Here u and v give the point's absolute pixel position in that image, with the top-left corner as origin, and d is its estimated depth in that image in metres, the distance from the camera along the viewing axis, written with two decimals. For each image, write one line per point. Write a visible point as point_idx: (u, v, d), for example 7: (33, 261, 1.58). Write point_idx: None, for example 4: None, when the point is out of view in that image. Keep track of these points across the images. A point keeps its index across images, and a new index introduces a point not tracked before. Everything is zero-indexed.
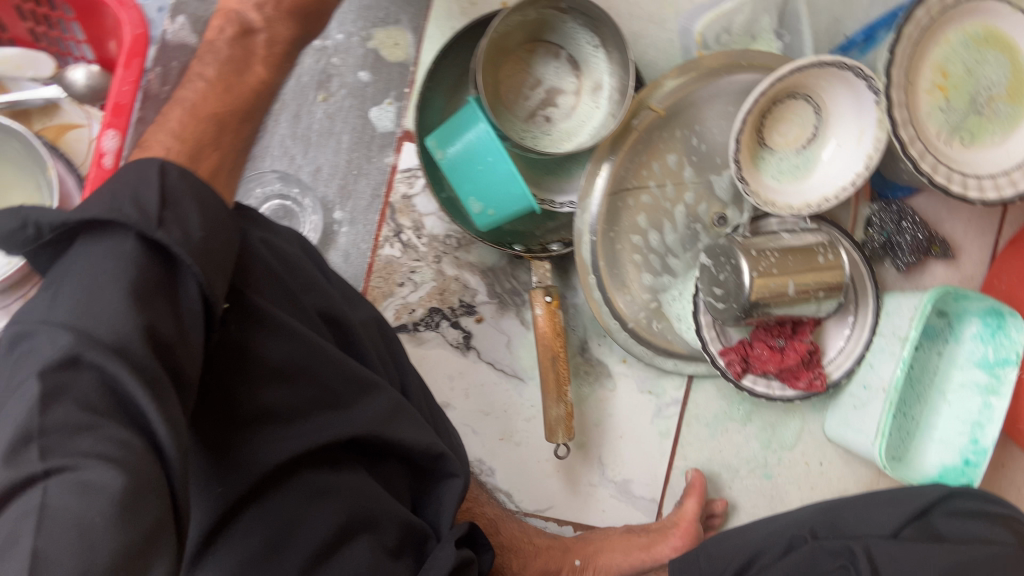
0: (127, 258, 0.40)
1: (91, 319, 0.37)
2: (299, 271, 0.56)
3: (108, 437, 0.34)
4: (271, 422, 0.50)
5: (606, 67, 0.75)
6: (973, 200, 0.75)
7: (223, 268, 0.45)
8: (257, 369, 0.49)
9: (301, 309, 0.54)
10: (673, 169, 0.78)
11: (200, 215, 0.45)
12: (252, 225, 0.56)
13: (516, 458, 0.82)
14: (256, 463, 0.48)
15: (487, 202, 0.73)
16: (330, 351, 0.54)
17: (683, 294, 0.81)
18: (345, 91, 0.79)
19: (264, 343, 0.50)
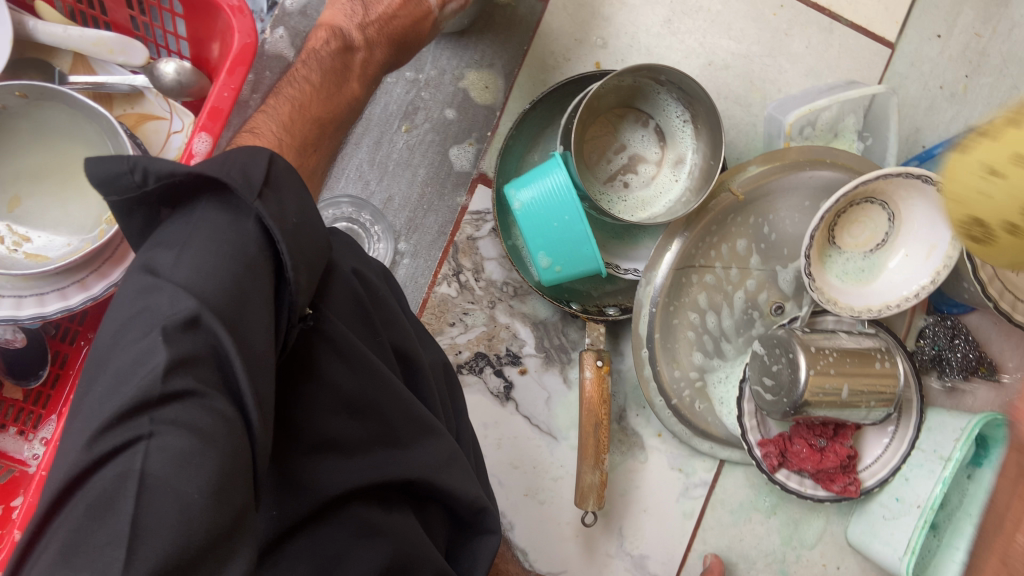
0: (243, 218, 0.41)
1: (208, 289, 0.38)
2: (381, 305, 0.55)
3: (210, 409, 0.35)
4: (333, 452, 0.49)
5: (692, 144, 0.75)
6: None
7: (312, 264, 0.44)
8: (329, 396, 0.49)
9: (379, 342, 0.53)
10: (741, 254, 0.78)
11: (299, 204, 0.44)
12: (347, 251, 0.54)
13: (538, 517, 0.81)
14: (314, 490, 0.48)
15: (555, 259, 0.73)
16: (398, 389, 0.53)
17: (728, 377, 0.81)
18: (428, 125, 0.78)
19: (339, 373, 0.49)
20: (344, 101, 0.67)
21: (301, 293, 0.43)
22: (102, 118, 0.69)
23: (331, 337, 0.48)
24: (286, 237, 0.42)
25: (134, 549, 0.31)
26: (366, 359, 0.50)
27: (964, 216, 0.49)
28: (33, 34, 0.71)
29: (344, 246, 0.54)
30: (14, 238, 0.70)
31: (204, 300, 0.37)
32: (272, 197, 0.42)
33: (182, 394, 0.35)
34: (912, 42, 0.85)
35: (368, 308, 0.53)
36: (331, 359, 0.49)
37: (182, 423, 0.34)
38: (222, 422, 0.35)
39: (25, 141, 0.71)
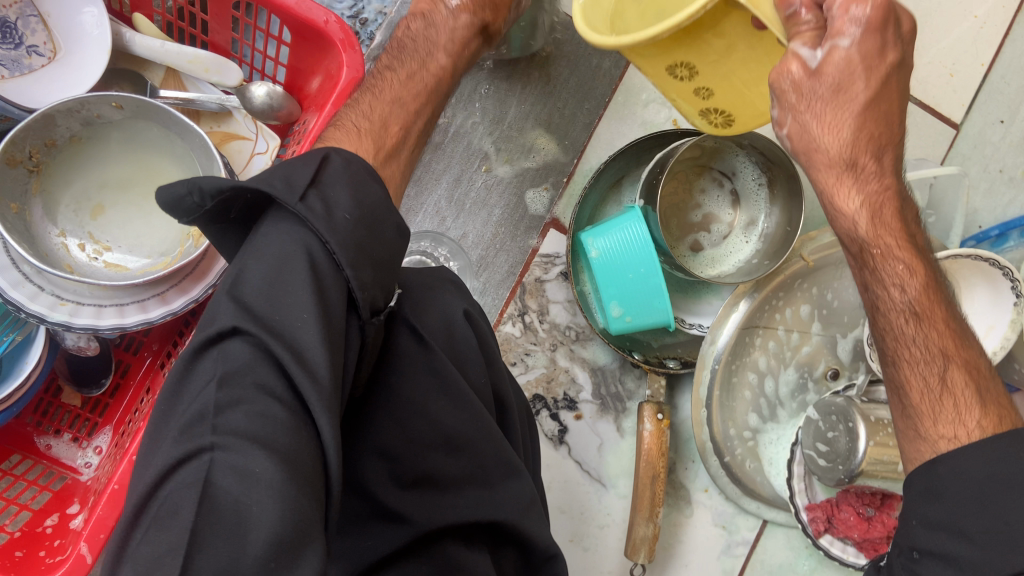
0: (302, 230, 0.38)
1: (271, 297, 0.36)
2: (486, 345, 0.54)
3: (273, 413, 0.32)
4: (429, 486, 0.49)
5: (766, 208, 0.77)
6: None
7: (380, 263, 0.41)
8: (430, 432, 0.49)
9: (480, 381, 0.52)
10: (803, 319, 0.80)
11: (353, 201, 0.40)
12: (454, 290, 0.54)
13: (581, 563, 0.80)
14: (402, 523, 0.47)
15: (626, 309, 0.73)
16: (495, 429, 0.52)
17: (779, 439, 0.83)
18: (506, 166, 0.80)
19: (439, 411, 0.49)
20: (426, 81, 0.61)
21: (363, 289, 0.39)
22: (193, 135, 0.70)
23: (433, 367, 0.49)
24: (335, 236, 0.38)
25: (192, 559, 0.29)
26: (468, 398, 0.50)
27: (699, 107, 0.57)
28: (130, 46, 0.73)
29: (448, 286, 0.54)
30: (95, 247, 0.71)
31: (258, 312, 0.35)
32: (319, 197, 0.39)
33: (241, 402, 0.33)
34: (976, 126, 0.89)
35: (471, 350, 0.52)
36: (432, 395, 0.49)
37: (245, 432, 0.32)
38: (286, 429, 0.33)
39: (113, 151, 0.72)
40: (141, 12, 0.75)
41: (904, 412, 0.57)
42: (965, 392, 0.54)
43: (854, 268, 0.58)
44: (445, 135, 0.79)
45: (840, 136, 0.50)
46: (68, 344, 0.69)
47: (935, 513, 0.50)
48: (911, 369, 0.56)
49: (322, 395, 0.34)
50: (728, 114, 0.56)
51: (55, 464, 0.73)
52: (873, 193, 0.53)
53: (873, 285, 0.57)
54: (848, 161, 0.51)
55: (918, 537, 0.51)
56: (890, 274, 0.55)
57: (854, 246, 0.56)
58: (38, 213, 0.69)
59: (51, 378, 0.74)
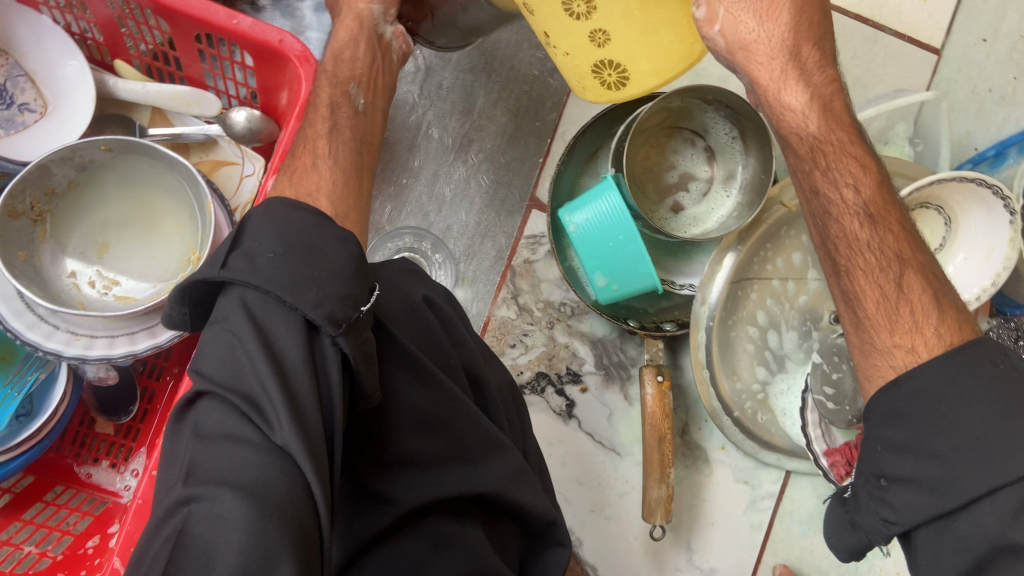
0: (242, 289, 0.42)
1: (225, 364, 0.40)
2: (451, 329, 0.56)
3: (243, 457, 0.36)
4: (411, 468, 0.51)
5: (742, 160, 0.77)
6: None
7: (323, 278, 0.43)
8: (402, 412, 0.50)
9: (447, 364, 0.54)
10: (797, 267, 0.79)
11: (276, 238, 0.44)
12: (413, 279, 0.56)
13: (606, 533, 0.82)
14: (390, 504, 0.49)
15: (611, 278, 0.75)
16: (468, 405, 0.54)
17: (790, 388, 0.82)
18: (482, 155, 0.81)
19: (410, 392, 0.51)
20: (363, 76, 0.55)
21: (313, 307, 0.41)
22: (179, 165, 0.74)
23: (398, 349, 0.50)
24: (269, 282, 0.42)
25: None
26: (436, 378, 0.52)
27: (594, 59, 0.56)
28: (114, 91, 0.77)
29: (406, 274, 0.56)
30: (104, 281, 0.75)
31: (214, 378, 0.40)
32: (240, 255, 0.44)
33: (217, 454, 0.37)
34: (958, 48, 0.87)
35: (434, 331, 0.54)
36: (396, 374, 0.51)
37: (219, 479, 0.36)
38: (261, 465, 0.36)
39: (109, 191, 0.76)
40: (119, 57, 0.79)
41: (858, 323, 0.57)
42: (921, 294, 0.56)
43: (804, 176, 0.61)
44: (418, 133, 0.81)
45: (778, 22, 0.57)
46: (88, 375, 0.74)
47: (898, 436, 0.51)
48: (866, 283, 0.57)
49: (289, 423, 0.37)
50: (622, 73, 0.57)
51: (96, 490, 0.78)
52: (818, 88, 0.59)
53: (826, 188, 0.60)
54: (791, 51, 0.58)
55: (884, 462, 0.52)
56: (840, 172, 0.59)
57: (805, 145, 0.60)
58: (48, 256, 0.74)
59: (83, 410, 0.79)
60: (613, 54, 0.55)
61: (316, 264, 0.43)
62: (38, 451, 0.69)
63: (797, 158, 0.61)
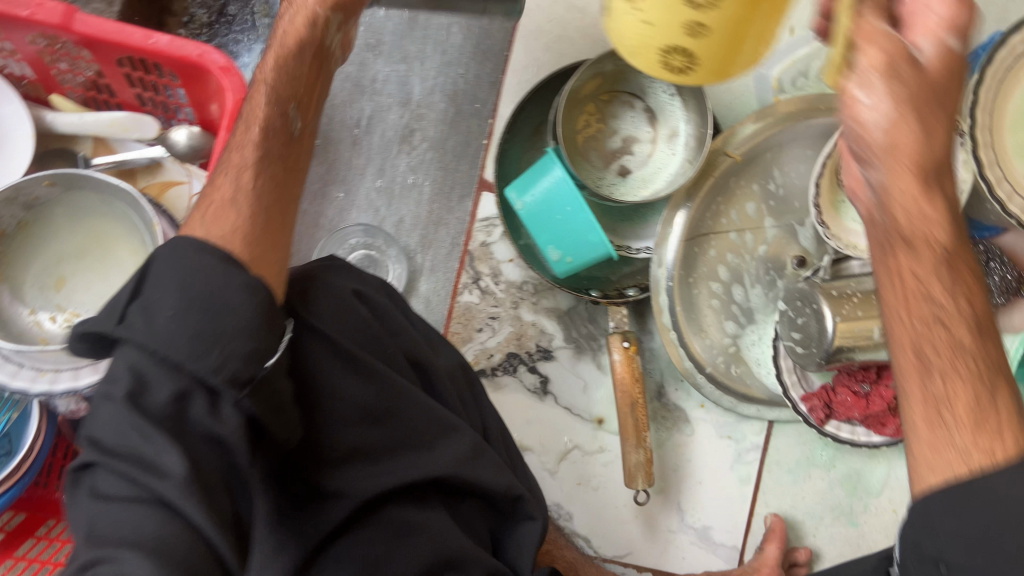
0: (133, 350, 0.42)
1: (112, 431, 0.41)
2: (387, 318, 0.57)
3: (142, 521, 0.39)
4: (361, 459, 0.52)
5: (683, 115, 0.76)
6: None
7: (225, 335, 0.42)
8: (344, 406, 0.52)
9: (384, 355, 0.55)
10: (752, 216, 0.79)
11: (178, 292, 0.43)
12: (343, 274, 0.57)
13: (595, 503, 0.82)
14: (342, 498, 0.50)
15: (566, 251, 0.74)
16: (413, 393, 0.55)
17: (762, 338, 0.82)
18: (426, 144, 0.81)
19: (349, 386, 0.52)
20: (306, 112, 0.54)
21: (210, 373, 0.41)
22: (124, 193, 0.74)
23: (331, 347, 0.52)
24: (164, 344, 0.41)
25: None
26: (373, 371, 0.53)
27: (671, 43, 0.49)
28: (53, 126, 0.78)
29: (341, 271, 0.57)
30: (66, 315, 0.76)
31: (105, 446, 0.41)
32: (138, 309, 0.43)
33: (120, 515, 0.39)
34: None
35: (369, 323, 0.55)
36: (335, 370, 0.52)
37: (119, 539, 0.38)
38: (173, 533, 0.39)
39: (61, 227, 0.77)
40: (54, 92, 0.80)
41: (931, 427, 0.42)
42: (1010, 414, 0.41)
43: (906, 264, 0.46)
44: (359, 130, 0.82)
45: (937, 127, 0.45)
46: (60, 409, 0.74)
47: (952, 529, 0.38)
48: (946, 378, 0.43)
49: (178, 486, 0.39)
50: (691, 62, 0.50)
51: None
52: (950, 187, 0.46)
53: (925, 277, 0.45)
54: (939, 152, 0.45)
55: (942, 547, 0.39)
56: (950, 271, 0.45)
57: (927, 246, 0.45)
58: (8, 298, 0.75)
59: (65, 445, 0.80)
60: (697, 45, 0.49)
61: (219, 322, 0.42)
62: (20, 488, 0.70)
63: (895, 245, 0.47)
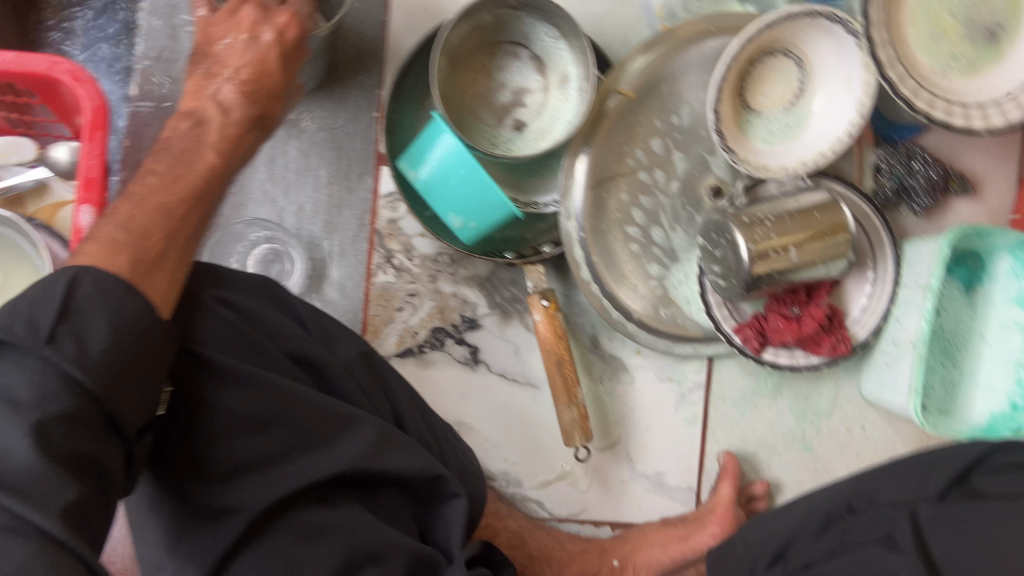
0: (54, 373, 0.40)
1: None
2: (263, 321, 0.56)
3: (26, 555, 0.34)
4: (252, 469, 0.50)
5: (570, 57, 0.73)
6: (960, 129, 0.70)
7: (144, 378, 0.44)
8: (226, 419, 0.50)
9: (265, 358, 0.54)
10: (659, 153, 0.76)
11: (107, 322, 0.43)
12: (213, 285, 0.56)
13: (545, 467, 0.81)
14: (236, 513, 0.49)
15: (467, 217, 0.71)
16: (302, 391, 0.53)
17: (688, 276, 0.79)
18: (315, 125, 0.78)
19: (228, 396, 0.50)
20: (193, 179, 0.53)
21: (125, 415, 0.43)
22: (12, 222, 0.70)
23: (203, 361, 0.51)
24: (89, 374, 0.41)
25: None
26: (252, 377, 0.51)
27: None
28: None
29: (207, 276, 0.56)
30: None
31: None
32: (69, 331, 0.41)
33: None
34: None
35: (242, 329, 0.54)
36: (211, 383, 0.51)
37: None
38: (38, 559, 0.35)
39: None
40: None
41: None
42: None
43: None
44: None
45: None
46: None
47: None
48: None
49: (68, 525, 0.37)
50: None
51: None
52: None
53: None
54: None
55: None
56: None
57: None
58: None
59: None
60: None
61: (144, 362, 0.44)
62: None
63: None
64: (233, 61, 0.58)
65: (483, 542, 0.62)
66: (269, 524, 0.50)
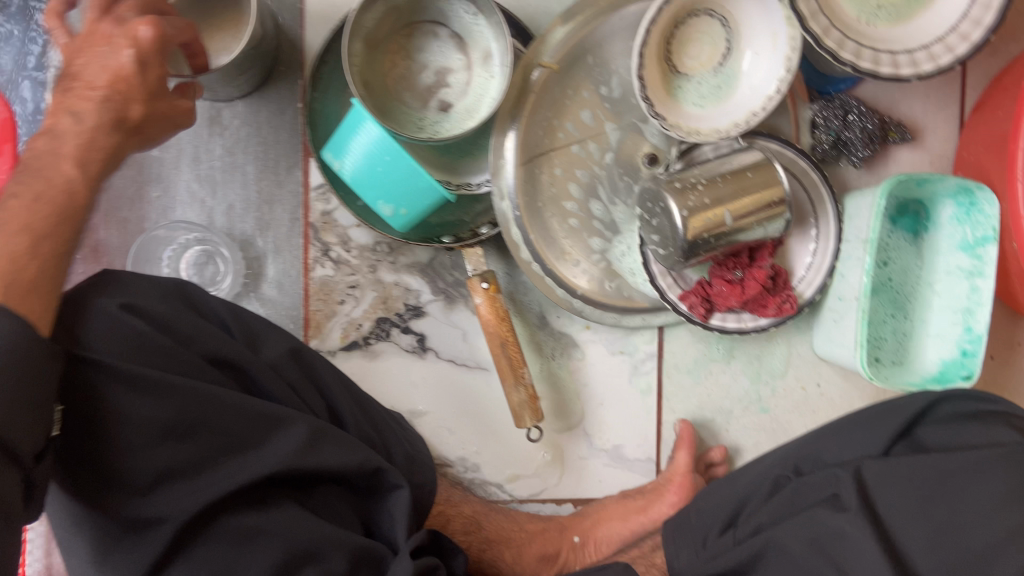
0: None
1: None
2: (176, 325, 0.54)
3: None
4: (175, 478, 0.49)
5: (490, 33, 0.71)
6: (886, 77, 0.68)
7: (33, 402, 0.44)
8: (142, 429, 0.49)
9: (183, 364, 0.53)
10: (590, 124, 0.75)
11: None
12: (119, 291, 0.54)
13: (501, 449, 0.80)
14: (162, 524, 0.48)
15: (397, 204, 0.70)
16: (222, 393, 0.52)
17: (631, 247, 0.78)
18: (238, 121, 0.77)
19: (142, 406, 0.49)
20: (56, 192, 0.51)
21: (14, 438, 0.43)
22: None
23: (112, 373, 0.49)
24: None
25: None
26: (166, 385, 0.50)
27: None
28: None
29: (103, 284, 0.55)
30: None
31: None
32: None
33: None
34: None
35: (153, 335, 0.52)
36: (122, 394, 0.49)
37: None
38: None
39: None
40: None
41: None
42: None
43: None
44: None
45: None
46: None
47: None
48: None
49: None
50: None
51: None
52: None
53: None
54: None
55: None
56: None
57: None
58: None
59: None
60: None
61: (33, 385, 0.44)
62: None
63: None
64: (94, 74, 0.54)
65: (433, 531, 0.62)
66: (201, 531, 0.49)
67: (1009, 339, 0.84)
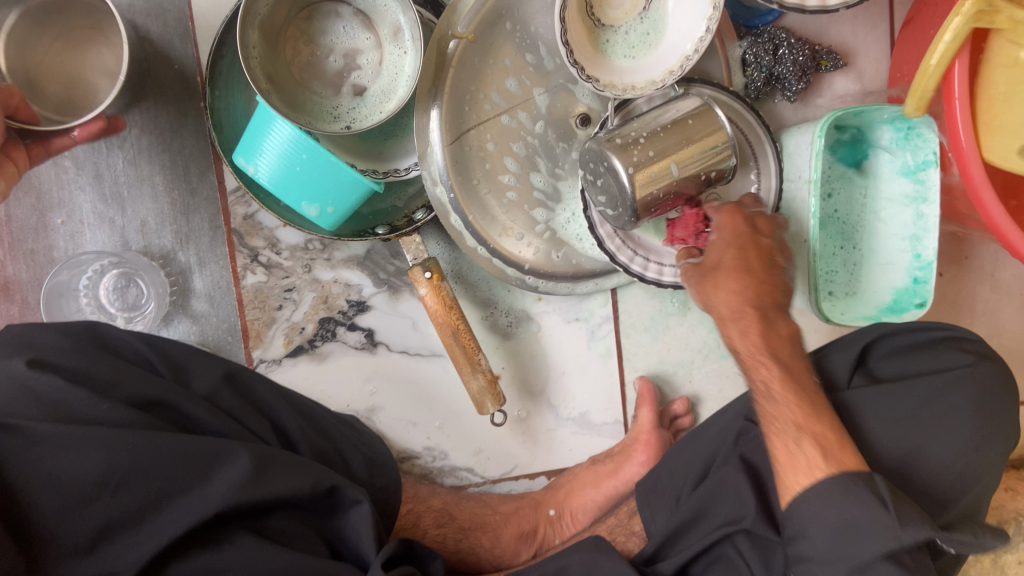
0: None
1: None
2: (91, 374, 0.52)
3: None
4: (115, 531, 0.47)
5: (397, 7, 0.66)
6: (815, 10, 0.67)
7: None
8: (69, 488, 0.46)
9: (103, 411, 0.50)
10: (516, 91, 0.71)
11: None
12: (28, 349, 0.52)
13: (465, 430, 0.79)
14: None
15: (321, 202, 0.65)
16: (152, 437, 0.49)
17: (575, 214, 0.74)
18: (136, 130, 0.71)
19: (68, 463, 0.47)
20: None
21: None
22: None
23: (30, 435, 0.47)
24: None
25: None
26: (87, 439, 0.47)
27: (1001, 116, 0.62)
28: None
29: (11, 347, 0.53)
30: None
31: None
32: None
33: None
34: None
35: (67, 392, 0.50)
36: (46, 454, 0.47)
37: None
38: None
39: None
40: None
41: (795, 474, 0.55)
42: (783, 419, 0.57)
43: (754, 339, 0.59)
44: None
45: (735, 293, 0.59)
46: None
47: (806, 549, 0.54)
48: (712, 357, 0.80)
49: None
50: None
51: None
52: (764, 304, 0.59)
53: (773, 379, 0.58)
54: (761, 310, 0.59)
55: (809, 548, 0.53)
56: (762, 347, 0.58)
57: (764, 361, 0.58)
58: None
59: None
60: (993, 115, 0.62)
61: None
62: None
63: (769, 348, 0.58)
64: None
65: (405, 539, 0.60)
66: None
67: (955, 254, 0.84)
